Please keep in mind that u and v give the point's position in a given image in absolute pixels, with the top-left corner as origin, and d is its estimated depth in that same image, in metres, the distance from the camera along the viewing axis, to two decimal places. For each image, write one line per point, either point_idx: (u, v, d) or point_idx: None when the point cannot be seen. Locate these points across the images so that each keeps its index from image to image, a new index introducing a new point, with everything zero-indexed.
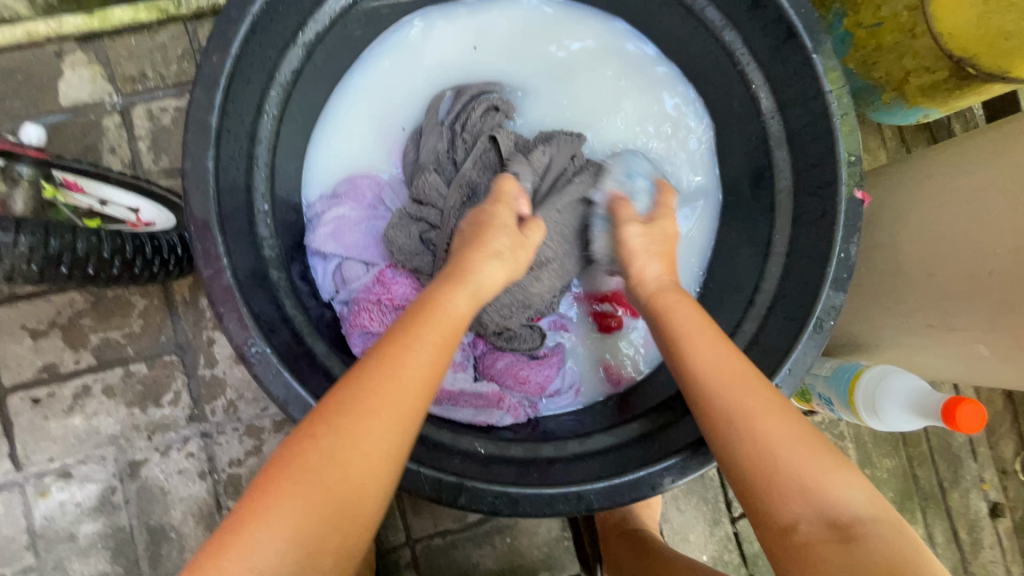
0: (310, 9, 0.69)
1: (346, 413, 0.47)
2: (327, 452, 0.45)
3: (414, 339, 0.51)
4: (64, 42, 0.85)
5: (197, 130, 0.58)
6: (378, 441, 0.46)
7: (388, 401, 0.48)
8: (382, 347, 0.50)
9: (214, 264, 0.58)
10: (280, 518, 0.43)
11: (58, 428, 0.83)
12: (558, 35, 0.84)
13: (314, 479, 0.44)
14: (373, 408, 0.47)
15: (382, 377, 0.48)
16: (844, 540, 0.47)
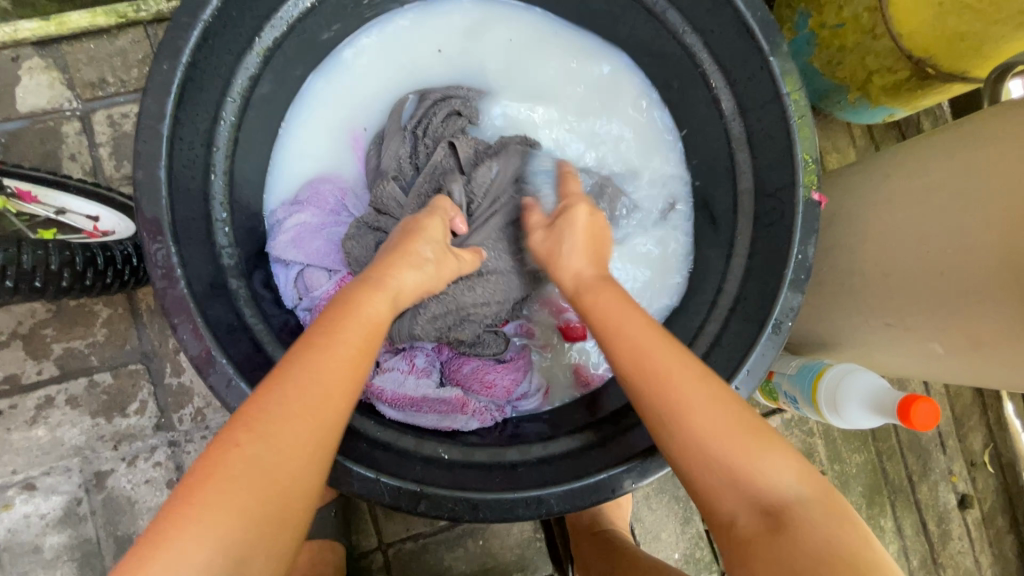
0: (265, 15, 0.68)
1: (260, 421, 0.46)
2: (241, 461, 0.45)
3: (335, 342, 0.51)
4: (20, 48, 0.83)
5: (147, 140, 0.57)
6: (290, 447, 0.46)
7: (303, 404, 0.47)
8: (301, 352, 0.50)
9: (167, 275, 0.58)
10: (198, 531, 0.42)
11: (21, 440, 0.82)
12: (521, 37, 0.84)
13: (231, 488, 0.44)
14: (289, 411, 0.47)
15: (303, 383, 0.48)
16: (778, 528, 0.47)
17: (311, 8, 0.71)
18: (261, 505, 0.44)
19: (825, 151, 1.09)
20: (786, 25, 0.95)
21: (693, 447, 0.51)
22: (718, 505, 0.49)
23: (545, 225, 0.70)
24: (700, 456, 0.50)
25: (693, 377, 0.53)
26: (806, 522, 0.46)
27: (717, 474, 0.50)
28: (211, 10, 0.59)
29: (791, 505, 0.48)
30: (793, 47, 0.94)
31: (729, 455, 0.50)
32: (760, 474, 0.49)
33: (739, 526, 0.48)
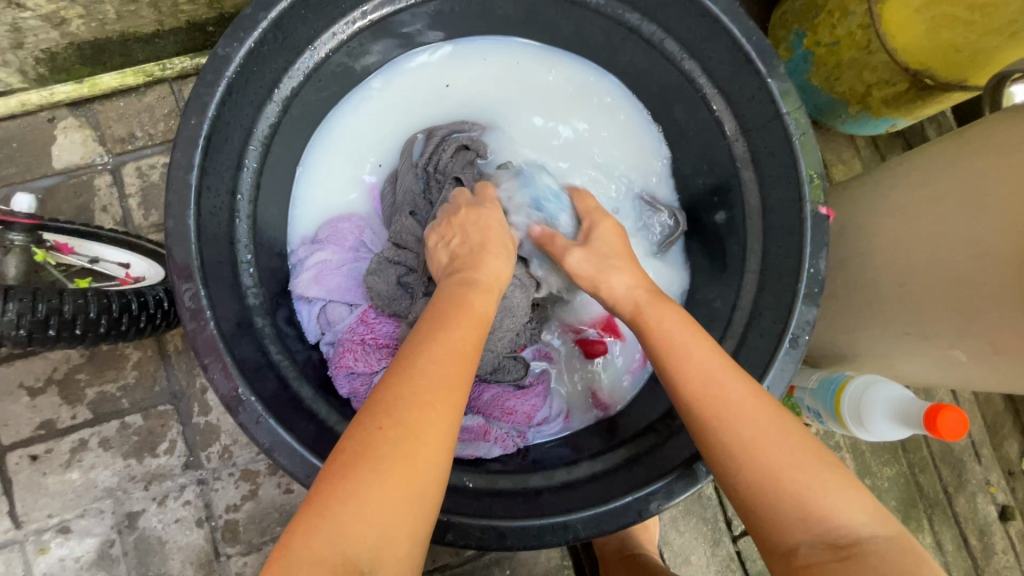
0: (284, 68, 0.72)
1: (398, 415, 0.46)
2: (377, 465, 0.44)
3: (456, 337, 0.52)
4: (56, 108, 0.88)
5: (177, 191, 0.61)
6: (437, 437, 0.46)
7: (432, 404, 0.47)
8: (438, 343, 0.51)
9: (198, 318, 0.60)
10: (356, 511, 0.42)
11: (56, 484, 0.84)
12: (524, 73, 0.87)
13: (379, 468, 0.44)
14: (418, 401, 0.47)
15: (441, 371, 0.49)
16: (845, 554, 0.46)
17: (325, 58, 0.75)
18: (401, 509, 0.43)
19: (830, 163, 1.10)
20: (782, 45, 0.97)
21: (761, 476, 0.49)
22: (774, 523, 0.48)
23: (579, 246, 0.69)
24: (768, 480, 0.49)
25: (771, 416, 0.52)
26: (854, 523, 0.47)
27: (789, 474, 0.49)
28: (234, 67, 0.63)
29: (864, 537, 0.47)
30: (791, 65, 0.97)
31: (805, 486, 0.48)
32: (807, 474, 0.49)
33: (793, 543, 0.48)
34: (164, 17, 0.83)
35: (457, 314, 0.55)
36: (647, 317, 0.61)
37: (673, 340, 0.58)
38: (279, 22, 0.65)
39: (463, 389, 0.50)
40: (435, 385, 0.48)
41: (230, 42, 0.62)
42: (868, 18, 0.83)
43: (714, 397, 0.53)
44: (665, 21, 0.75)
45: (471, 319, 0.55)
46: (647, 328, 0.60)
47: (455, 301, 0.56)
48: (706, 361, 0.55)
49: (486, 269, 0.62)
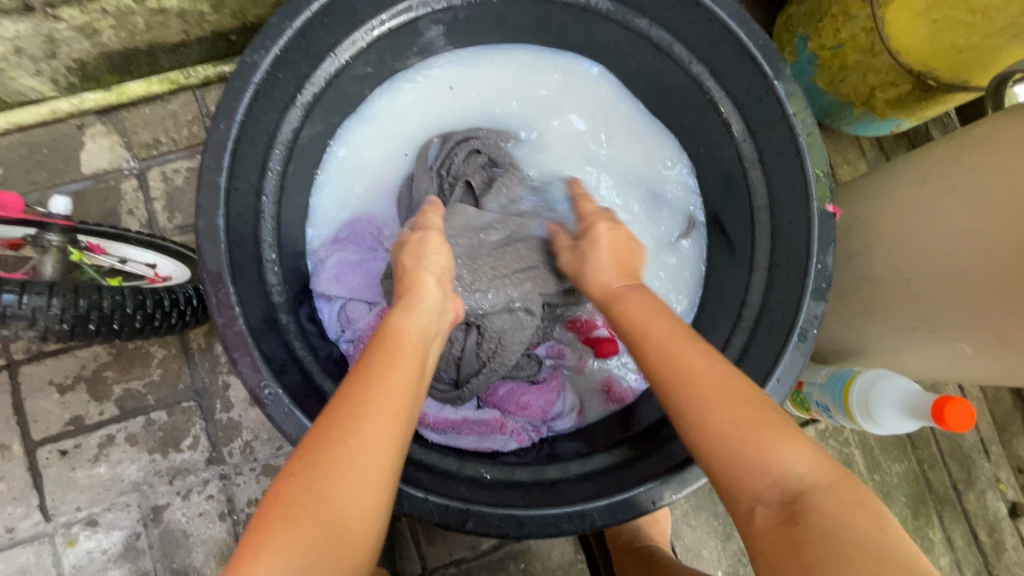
0: (306, 74, 0.74)
1: (327, 453, 0.49)
2: (308, 489, 0.47)
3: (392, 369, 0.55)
4: (85, 116, 0.92)
5: (208, 193, 0.63)
6: (362, 469, 0.49)
7: (359, 431, 0.50)
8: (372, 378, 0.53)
9: (228, 313, 0.63)
10: (279, 551, 0.44)
11: (84, 478, 0.87)
12: (535, 78, 0.90)
13: (298, 511, 0.46)
14: (341, 439, 0.49)
15: (378, 404, 0.52)
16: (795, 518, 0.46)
17: (345, 64, 0.77)
18: (332, 526, 0.46)
19: (835, 163, 1.12)
20: (788, 48, 1.00)
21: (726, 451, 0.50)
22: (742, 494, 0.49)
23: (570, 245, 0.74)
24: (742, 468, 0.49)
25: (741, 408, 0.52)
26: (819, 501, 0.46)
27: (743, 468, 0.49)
28: (261, 74, 0.66)
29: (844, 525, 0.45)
30: (796, 68, 0.99)
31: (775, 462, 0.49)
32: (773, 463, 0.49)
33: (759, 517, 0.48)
34: (190, 27, 0.86)
35: (389, 347, 0.57)
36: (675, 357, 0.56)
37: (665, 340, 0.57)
38: (303, 31, 0.68)
39: (397, 415, 0.52)
40: (368, 413, 0.51)
41: (256, 50, 0.65)
42: (872, 21, 0.85)
43: (685, 379, 0.54)
44: (673, 26, 0.77)
45: (406, 348, 0.57)
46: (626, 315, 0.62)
47: (389, 333, 0.58)
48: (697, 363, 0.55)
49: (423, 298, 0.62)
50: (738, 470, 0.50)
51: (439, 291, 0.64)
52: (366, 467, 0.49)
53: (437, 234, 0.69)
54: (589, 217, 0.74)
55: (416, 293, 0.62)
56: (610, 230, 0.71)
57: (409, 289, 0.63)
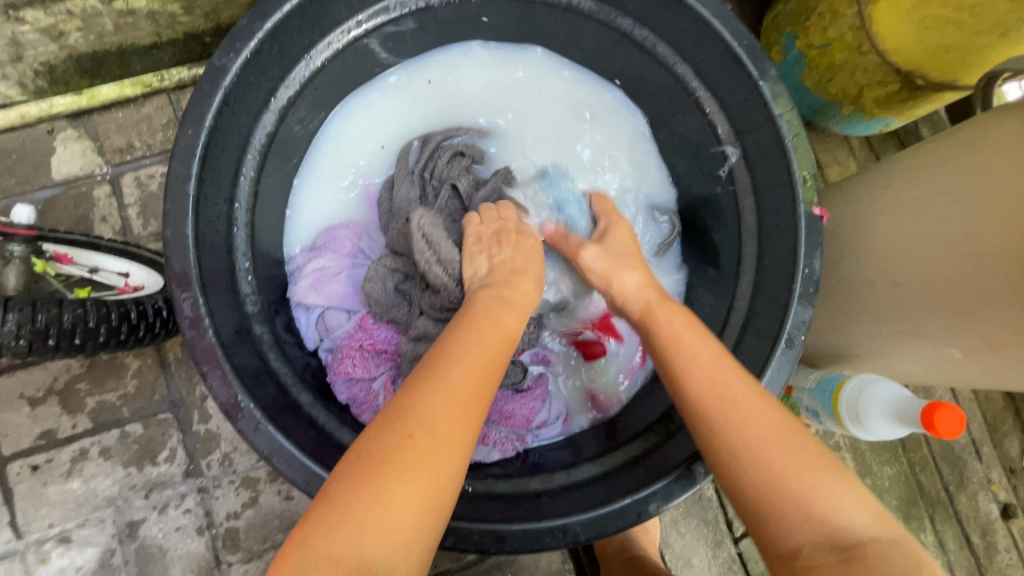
0: (280, 77, 0.72)
1: (409, 432, 0.47)
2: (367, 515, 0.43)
3: (478, 352, 0.54)
4: (55, 121, 0.89)
5: (176, 200, 0.61)
6: (447, 452, 0.47)
7: (446, 411, 0.49)
8: (457, 360, 0.53)
9: (196, 325, 0.60)
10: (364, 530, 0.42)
11: (57, 493, 0.84)
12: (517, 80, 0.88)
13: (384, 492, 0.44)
14: (424, 419, 0.48)
15: (463, 385, 0.51)
16: (789, 509, 0.50)
17: (321, 67, 0.75)
18: (417, 514, 0.45)
19: (824, 164, 1.11)
20: (775, 48, 0.99)
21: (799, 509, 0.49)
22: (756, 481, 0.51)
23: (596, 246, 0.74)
24: (755, 452, 0.52)
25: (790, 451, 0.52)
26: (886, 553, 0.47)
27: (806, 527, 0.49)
28: (230, 77, 0.64)
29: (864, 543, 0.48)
30: (783, 68, 0.98)
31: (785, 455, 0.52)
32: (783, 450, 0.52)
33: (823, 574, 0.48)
34: (162, 29, 0.84)
35: (478, 326, 0.57)
36: (694, 369, 0.57)
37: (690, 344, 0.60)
38: (275, 32, 0.66)
39: (480, 400, 0.52)
40: (449, 395, 0.50)
41: (226, 53, 0.63)
42: (859, 20, 0.84)
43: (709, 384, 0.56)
44: (657, 26, 0.76)
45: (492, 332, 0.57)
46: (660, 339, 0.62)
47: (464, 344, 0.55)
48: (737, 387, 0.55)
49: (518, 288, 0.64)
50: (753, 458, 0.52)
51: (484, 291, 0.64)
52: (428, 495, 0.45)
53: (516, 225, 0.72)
54: (606, 215, 0.79)
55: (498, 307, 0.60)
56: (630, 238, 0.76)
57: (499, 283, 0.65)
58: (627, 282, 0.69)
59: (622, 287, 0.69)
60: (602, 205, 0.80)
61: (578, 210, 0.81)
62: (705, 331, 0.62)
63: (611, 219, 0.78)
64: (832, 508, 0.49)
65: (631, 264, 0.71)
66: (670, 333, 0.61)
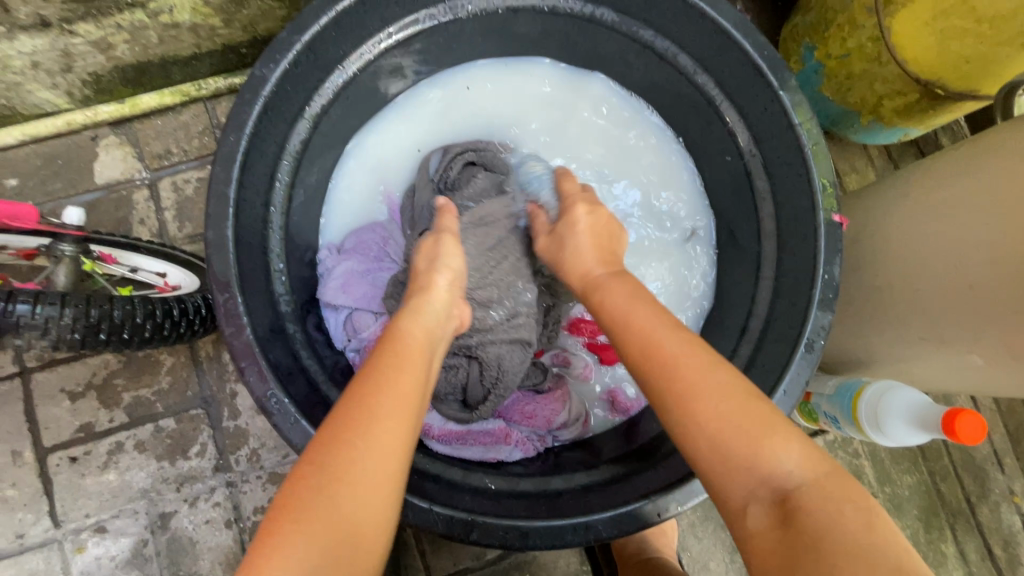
0: (315, 86, 0.75)
1: (335, 454, 0.48)
2: (319, 499, 0.46)
3: (400, 372, 0.55)
4: (98, 128, 0.93)
5: (218, 203, 0.64)
6: (372, 472, 0.48)
7: (367, 433, 0.50)
8: (381, 379, 0.53)
9: (235, 322, 0.63)
10: (290, 551, 0.44)
11: (94, 485, 0.88)
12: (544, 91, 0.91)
13: (309, 515, 0.45)
14: (347, 440, 0.49)
15: (388, 404, 0.52)
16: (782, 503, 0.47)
17: (353, 77, 0.78)
18: (345, 532, 0.46)
19: (842, 172, 1.12)
20: (793, 58, 1.00)
21: (712, 452, 0.51)
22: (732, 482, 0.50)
23: (547, 231, 0.75)
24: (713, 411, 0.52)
25: (725, 396, 0.52)
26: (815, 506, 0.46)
27: (725, 468, 0.50)
28: (270, 86, 0.67)
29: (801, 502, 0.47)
30: (801, 77, 0.99)
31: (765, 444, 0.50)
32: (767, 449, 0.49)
33: (751, 518, 0.48)
34: (201, 41, 0.88)
35: (393, 346, 0.57)
36: (596, 293, 0.66)
37: (649, 310, 0.60)
38: (311, 45, 0.69)
39: (404, 418, 0.52)
40: (376, 413, 0.51)
41: (267, 63, 0.66)
42: (878, 31, 0.85)
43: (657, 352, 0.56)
44: (678, 37, 0.78)
45: (413, 351, 0.58)
46: (597, 302, 0.65)
47: (394, 337, 0.58)
48: (676, 347, 0.56)
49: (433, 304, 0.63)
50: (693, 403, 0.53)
51: (448, 296, 0.66)
52: (377, 471, 0.49)
53: (452, 238, 0.71)
54: (568, 199, 0.76)
55: (426, 296, 0.64)
56: (589, 217, 0.73)
57: (422, 288, 0.66)
58: (592, 266, 0.69)
59: (584, 268, 0.69)
60: (567, 185, 0.79)
61: (550, 190, 0.80)
62: (677, 322, 0.60)
63: (576, 200, 0.75)
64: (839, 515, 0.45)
65: (595, 255, 0.70)
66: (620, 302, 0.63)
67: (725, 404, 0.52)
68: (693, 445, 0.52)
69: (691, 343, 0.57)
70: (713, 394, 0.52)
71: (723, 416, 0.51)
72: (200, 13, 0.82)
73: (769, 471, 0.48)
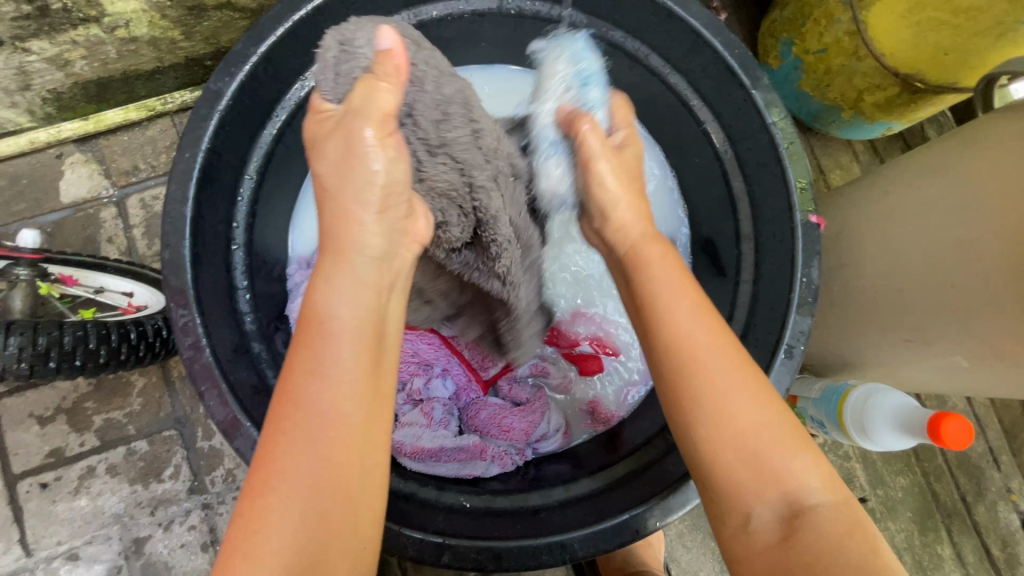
0: (276, 98, 0.73)
1: (282, 455, 0.44)
2: (281, 503, 0.43)
3: (336, 353, 0.46)
4: (63, 146, 0.91)
5: (173, 222, 0.62)
6: (327, 471, 0.44)
7: (317, 428, 0.44)
8: (316, 366, 0.46)
9: (194, 345, 0.61)
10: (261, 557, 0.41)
11: (65, 511, 0.86)
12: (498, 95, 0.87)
13: (277, 519, 0.42)
14: (293, 441, 0.44)
15: (331, 387, 0.45)
16: (791, 533, 0.46)
17: (315, 87, 0.77)
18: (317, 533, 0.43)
19: (827, 168, 1.09)
20: (771, 54, 0.98)
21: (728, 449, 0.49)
22: (738, 502, 0.48)
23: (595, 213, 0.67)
24: (735, 456, 0.48)
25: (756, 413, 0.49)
26: (824, 523, 0.45)
27: (740, 470, 0.48)
28: (226, 100, 0.65)
29: (811, 510, 0.46)
30: (780, 73, 0.98)
31: (782, 463, 0.47)
32: (789, 474, 0.47)
33: (755, 529, 0.47)
34: (163, 54, 0.86)
35: (323, 321, 0.48)
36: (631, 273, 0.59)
37: (677, 307, 0.54)
38: (268, 56, 0.67)
39: (358, 399, 0.46)
40: (318, 408, 0.45)
41: (221, 77, 0.64)
42: (854, 24, 0.83)
43: (692, 370, 0.51)
44: (648, 37, 0.76)
45: (341, 327, 0.48)
46: (641, 282, 0.57)
47: (315, 309, 0.48)
48: (698, 336, 0.52)
49: (360, 247, 0.50)
50: (725, 465, 0.49)
51: (402, 235, 0.53)
52: (330, 467, 0.44)
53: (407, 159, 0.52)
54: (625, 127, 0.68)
55: (342, 251, 0.50)
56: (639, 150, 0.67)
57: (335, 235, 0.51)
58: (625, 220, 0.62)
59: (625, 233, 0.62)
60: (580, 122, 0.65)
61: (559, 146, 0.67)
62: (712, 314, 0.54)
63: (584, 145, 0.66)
64: (846, 543, 0.44)
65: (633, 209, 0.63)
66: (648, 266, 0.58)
67: (752, 416, 0.49)
68: (712, 438, 0.49)
69: (715, 330, 0.53)
70: (743, 412, 0.49)
71: (748, 424, 0.49)
72: (158, 26, 0.80)
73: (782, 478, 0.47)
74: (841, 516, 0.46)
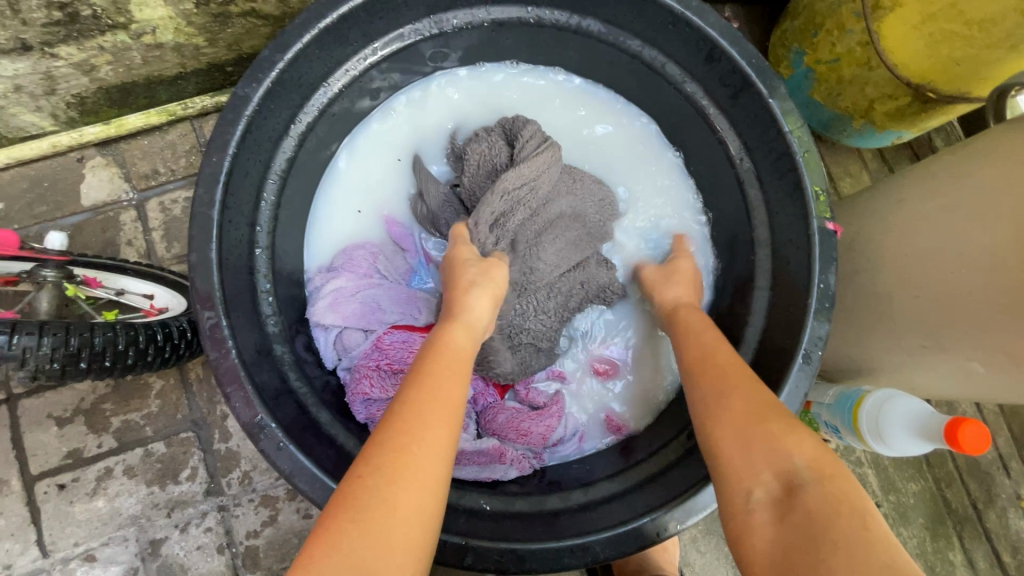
0: (299, 104, 0.75)
1: (390, 453, 0.47)
2: (374, 491, 0.45)
3: (450, 377, 0.54)
4: (84, 149, 0.92)
5: (201, 225, 0.63)
6: (424, 476, 0.46)
7: (425, 432, 0.48)
8: (431, 382, 0.52)
9: (220, 346, 0.62)
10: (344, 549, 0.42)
11: (82, 512, 0.86)
12: (526, 101, 0.89)
13: (368, 512, 0.44)
14: (400, 441, 0.48)
15: (439, 403, 0.51)
16: (787, 513, 0.45)
17: (338, 93, 0.78)
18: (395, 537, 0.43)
19: (837, 176, 1.11)
20: (783, 63, 1.00)
21: (732, 433, 0.51)
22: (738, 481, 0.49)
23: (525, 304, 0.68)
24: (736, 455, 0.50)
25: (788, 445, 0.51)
26: (814, 504, 0.44)
27: (745, 454, 0.49)
28: (252, 106, 0.65)
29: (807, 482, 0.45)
30: (792, 82, 0.99)
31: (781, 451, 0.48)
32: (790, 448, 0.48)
33: (754, 511, 0.47)
34: (186, 60, 0.87)
35: (439, 353, 0.56)
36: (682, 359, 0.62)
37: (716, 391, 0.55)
38: (294, 63, 0.68)
39: (452, 421, 0.51)
40: (429, 416, 0.50)
41: (249, 83, 0.65)
42: (867, 35, 0.84)
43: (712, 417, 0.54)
44: (666, 46, 0.77)
45: (458, 361, 0.56)
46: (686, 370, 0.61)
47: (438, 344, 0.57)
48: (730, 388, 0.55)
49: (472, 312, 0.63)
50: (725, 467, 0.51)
51: (482, 316, 0.64)
52: (427, 475, 0.47)
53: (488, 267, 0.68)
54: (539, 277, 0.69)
55: (465, 310, 0.62)
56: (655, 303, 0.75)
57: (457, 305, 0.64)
58: None
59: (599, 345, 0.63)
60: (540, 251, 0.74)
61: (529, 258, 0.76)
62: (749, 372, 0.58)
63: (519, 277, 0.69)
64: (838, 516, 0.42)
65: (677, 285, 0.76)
66: (689, 329, 0.67)
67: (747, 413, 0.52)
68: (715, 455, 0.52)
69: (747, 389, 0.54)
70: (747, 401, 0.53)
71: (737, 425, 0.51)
72: (183, 32, 0.81)
73: (786, 463, 0.47)
74: (833, 492, 0.44)
